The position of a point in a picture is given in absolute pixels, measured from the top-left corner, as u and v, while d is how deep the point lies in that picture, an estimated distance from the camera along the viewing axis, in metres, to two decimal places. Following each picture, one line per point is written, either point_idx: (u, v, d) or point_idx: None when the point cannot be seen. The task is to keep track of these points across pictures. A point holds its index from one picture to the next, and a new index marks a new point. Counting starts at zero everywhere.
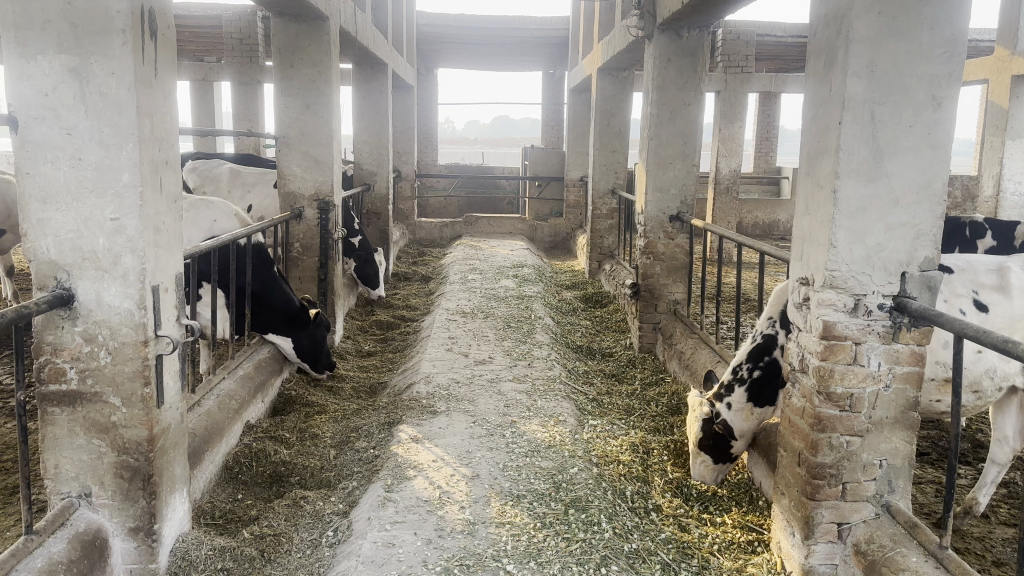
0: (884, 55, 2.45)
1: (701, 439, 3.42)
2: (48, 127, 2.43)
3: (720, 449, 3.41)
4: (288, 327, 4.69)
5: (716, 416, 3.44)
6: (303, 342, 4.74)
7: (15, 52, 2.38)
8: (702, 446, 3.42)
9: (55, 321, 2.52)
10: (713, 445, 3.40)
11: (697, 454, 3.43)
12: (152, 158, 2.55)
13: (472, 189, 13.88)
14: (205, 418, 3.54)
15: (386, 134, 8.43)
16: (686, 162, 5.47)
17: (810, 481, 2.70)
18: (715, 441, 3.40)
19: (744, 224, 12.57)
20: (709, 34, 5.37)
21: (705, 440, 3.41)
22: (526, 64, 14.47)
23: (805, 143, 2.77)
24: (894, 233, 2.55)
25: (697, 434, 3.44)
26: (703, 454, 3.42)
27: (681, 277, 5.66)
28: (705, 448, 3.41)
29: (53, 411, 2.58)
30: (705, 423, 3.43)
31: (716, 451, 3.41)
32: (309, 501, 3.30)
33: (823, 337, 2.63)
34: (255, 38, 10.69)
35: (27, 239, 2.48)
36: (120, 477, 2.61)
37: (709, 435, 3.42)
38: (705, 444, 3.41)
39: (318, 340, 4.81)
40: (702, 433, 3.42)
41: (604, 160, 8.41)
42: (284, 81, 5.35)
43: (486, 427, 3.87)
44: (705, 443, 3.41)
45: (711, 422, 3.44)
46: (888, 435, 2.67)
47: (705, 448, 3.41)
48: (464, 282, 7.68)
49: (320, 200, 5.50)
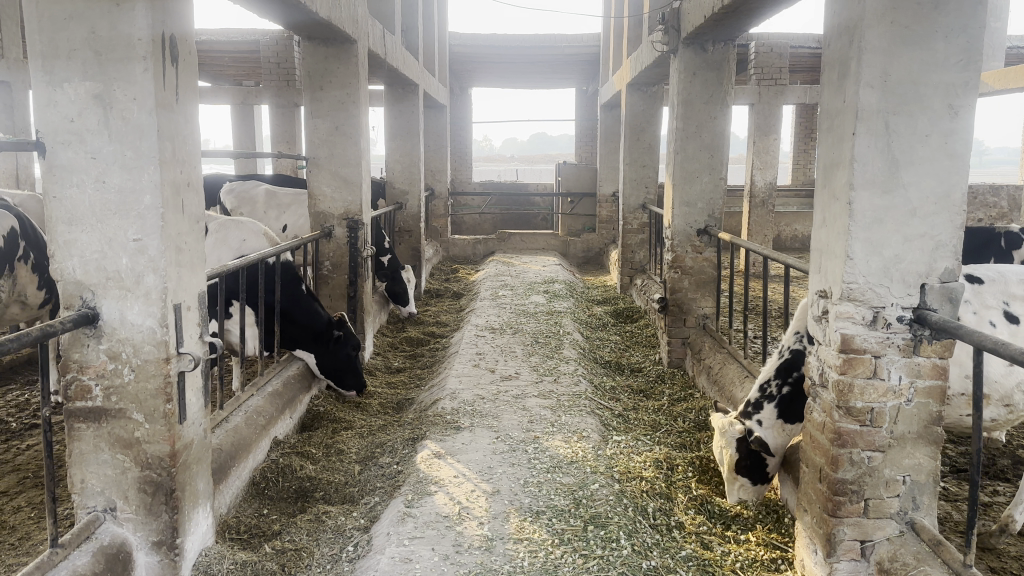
0: (897, 65, 2.42)
1: (738, 461, 3.31)
2: (74, 152, 2.52)
3: (757, 470, 3.31)
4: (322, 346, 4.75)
5: (749, 434, 3.33)
6: (334, 360, 4.80)
7: (42, 80, 2.48)
8: (740, 468, 3.31)
9: (81, 339, 2.60)
10: (750, 465, 3.30)
11: (734, 478, 3.33)
12: (174, 179, 2.62)
13: (506, 206, 13.96)
14: (232, 434, 3.60)
15: (418, 153, 8.52)
16: (713, 175, 5.44)
17: (831, 498, 2.66)
18: (752, 460, 3.30)
19: (782, 238, 12.43)
20: (735, 47, 5.32)
21: (742, 461, 3.31)
22: (558, 81, 14.53)
23: (822, 154, 2.74)
24: (912, 244, 2.51)
25: (734, 456, 3.32)
26: (740, 477, 3.32)
27: (710, 291, 5.62)
28: (742, 470, 3.31)
29: (80, 427, 2.65)
30: (740, 443, 3.33)
31: (751, 472, 3.31)
32: (332, 516, 3.33)
33: (842, 350, 2.60)
34: (292, 61, 10.90)
35: (55, 260, 2.57)
36: (143, 492, 2.67)
37: (746, 455, 3.31)
38: (743, 466, 3.31)
39: (350, 357, 4.86)
40: (739, 455, 3.31)
41: (634, 175, 8.42)
42: (314, 102, 5.44)
43: (509, 442, 3.87)
44: (741, 464, 3.31)
45: (746, 441, 3.33)
46: (912, 451, 2.61)
47: (742, 470, 3.31)
48: (494, 298, 7.71)
49: (350, 219, 5.57)
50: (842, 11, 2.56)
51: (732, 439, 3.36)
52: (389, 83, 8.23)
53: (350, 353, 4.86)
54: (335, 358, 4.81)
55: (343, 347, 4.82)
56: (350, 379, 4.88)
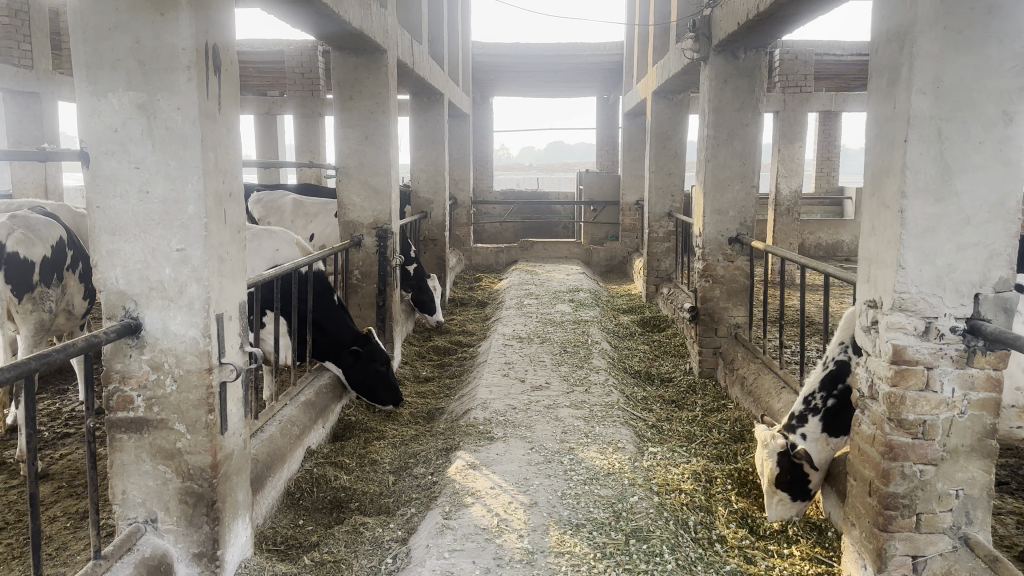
0: (949, 71, 2.38)
1: (778, 476, 3.23)
2: (118, 162, 2.52)
3: (797, 485, 3.23)
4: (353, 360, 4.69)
5: (793, 447, 3.25)
6: (365, 373, 4.73)
7: (87, 90, 2.50)
8: (781, 482, 3.23)
9: (123, 349, 2.60)
10: (792, 480, 3.22)
11: (774, 492, 3.25)
12: (216, 189, 2.61)
13: (528, 214, 13.95)
14: (267, 443, 3.59)
15: (443, 162, 8.52)
16: (745, 183, 5.39)
17: (881, 512, 2.60)
18: (793, 475, 3.22)
19: (806, 246, 12.33)
20: (767, 55, 5.28)
21: (784, 475, 3.23)
22: (580, 90, 14.51)
23: (870, 162, 2.69)
24: (966, 253, 2.46)
25: (774, 470, 3.24)
26: (780, 492, 3.24)
27: (741, 300, 5.56)
28: (783, 485, 3.23)
29: (121, 437, 2.65)
30: (782, 456, 3.25)
31: (794, 487, 3.23)
32: (369, 527, 3.31)
33: (893, 362, 2.55)
34: (316, 71, 10.97)
35: (98, 269, 2.57)
36: (184, 503, 2.66)
37: (787, 469, 3.23)
38: (784, 480, 3.23)
39: (380, 371, 4.76)
40: (780, 469, 3.24)
41: (660, 183, 8.36)
42: (344, 112, 5.44)
43: (544, 453, 3.83)
44: (782, 479, 3.23)
45: (788, 455, 3.25)
46: (965, 464, 2.55)
47: (783, 485, 3.23)
48: (520, 307, 7.68)
49: (379, 228, 5.57)
50: (892, 17, 2.52)
51: (773, 452, 3.27)
52: (414, 93, 8.25)
53: (381, 367, 4.76)
54: (365, 373, 4.73)
55: (372, 362, 4.74)
56: (385, 394, 4.80)
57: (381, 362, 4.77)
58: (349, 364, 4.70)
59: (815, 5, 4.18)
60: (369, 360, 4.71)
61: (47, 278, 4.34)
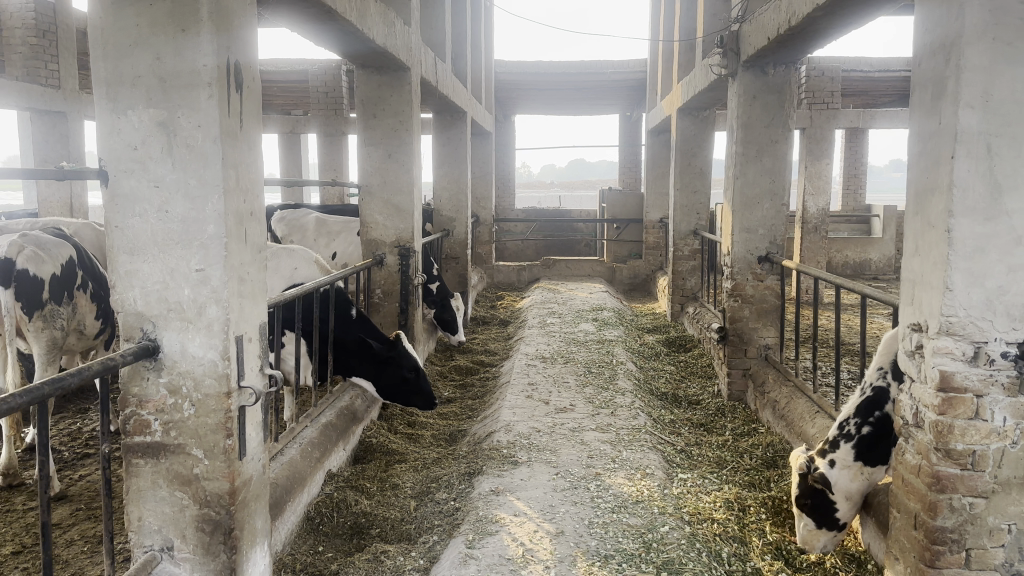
0: (1000, 84, 2.27)
1: (799, 499, 3.16)
2: (137, 180, 2.47)
3: (821, 511, 3.10)
4: (382, 368, 4.55)
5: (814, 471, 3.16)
6: (392, 381, 4.57)
7: (107, 108, 2.45)
8: (802, 505, 3.14)
9: (141, 372, 2.54)
10: (813, 504, 3.12)
11: (798, 516, 3.16)
12: (237, 209, 2.55)
13: (550, 232, 13.90)
14: (287, 467, 3.51)
15: (466, 180, 8.46)
16: (775, 200, 5.27)
17: (928, 547, 2.47)
18: (814, 500, 3.12)
19: (833, 264, 12.15)
20: (796, 70, 5.18)
21: (804, 499, 3.14)
22: (603, 107, 14.46)
23: (913, 179, 2.58)
24: (1017, 275, 2.34)
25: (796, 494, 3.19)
26: (804, 516, 3.14)
27: (772, 320, 5.43)
28: (805, 509, 3.13)
29: (138, 462, 2.58)
30: (803, 479, 3.18)
31: (818, 514, 3.10)
32: (390, 555, 3.20)
33: (940, 389, 2.42)
34: (340, 90, 10.98)
35: (116, 291, 2.52)
36: (201, 531, 2.58)
37: (808, 493, 3.14)
38: (805, 504, 3.13)
39: (408, 378, 4.57)
40: (801, 492, 3.17)
41: (684, 201, 8.25)
42: (367, 130, 5.40)
43: (570, 479, 3.72)
44: (803, 502, 3.14)
45: (810, 480, 3.16)
46: (1017, 498, 2.43)
47: (805, 509, 3.13)
48: (543, 326, 7.59)
49: (402, 247, 5.50)
50: (935, 29, 2.42)
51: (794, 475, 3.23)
52: (437, 111, 8.23)
53: (408, 374, 4.56)
54: (398, 378, 4.56)
55: (401, 365, 4.57)
56: (421, 400, 4.60)
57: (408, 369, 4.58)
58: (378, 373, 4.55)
59: (848, 20, 4.08)
60: (394, 365, 4.54)
61: (57, 296, 4.32)
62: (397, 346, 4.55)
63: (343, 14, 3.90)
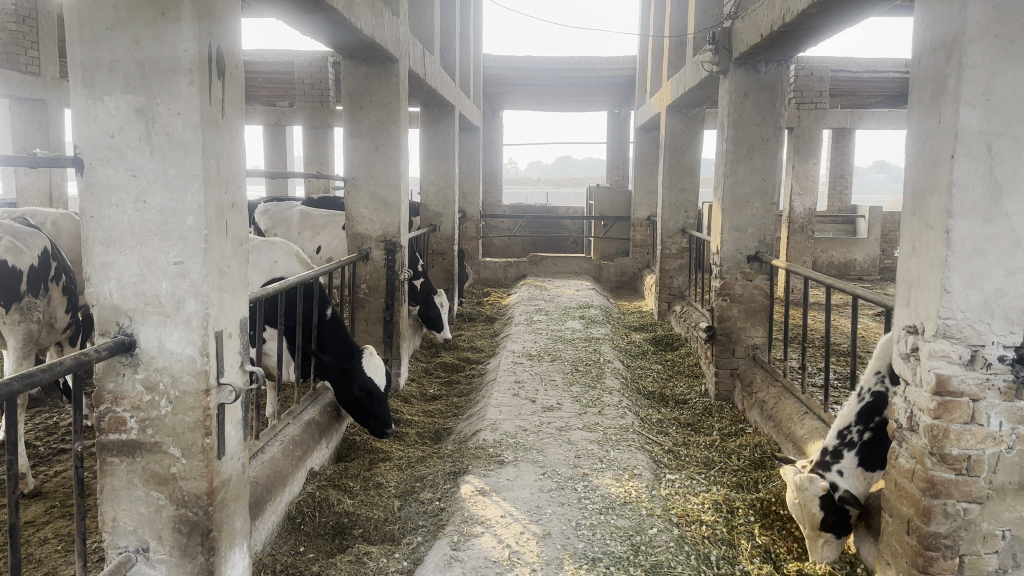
0: (1002, 82, 2.22)
1: (822, 519, 2.98)
2: (114, 169, 2.38)
3: (842, 525, 2.99)
4: (339, 377, 4.35)
5: (834, 491, 3.02)
6: (347, 394, 4.36)
7: (83, 93, 2.36)
8: (825, 525, 2.99)
9: (116, 367, 2.45)
10: (836, 523, 2.98)
11: (817, 536, 3.01)
12: (218, 200, 2.47)
13: (537, 229, 13.88)
14: (268, 465, 3.43)
15: (453, 175, 8.37)
16: (765, 200, 5.23)
17: (921, 552, 2.44)
18: (837, 518, 2.98)
19: (819, 263, 12.17)
20: (788, 69, 5.14)
21: (827, 519, 2.98)
22: (591, 104, 14.41)
23: (911, 178, 2.54)
24: (1015, 278, 2.30)
25: (817, 514, 2.99)
26: (825, 535, 3.00)
27: (760, 320, 5.39)
28: (827, 528, 2.99)
29: (112, 461, 2.50)
30: (824, 500, 2.99)
31: (840, 528, 2.99)
32: (372, 557, 3.13)
33: (936, 393, 2.38)
34: (326, 83, 10.88)
35: (91, 283, 2.43)
36: (178, 532, 2.51)
37: (830, 512, 2.99)
38: (828, 523, 2.98)
39: (359, 396, 4.30)
40: (823, 512, 2.98)
41: (673, 199, 8.19)
42: (354, 123, 5.31)
43: (557, 479, 3.67)
44: (827, 522, 2.98)
45: (831, 497, 3.00)
46: (1012, 504, 2.39)
47: (827, 528, 2.99)
48: (530, 323, 7.52)
49: (387, 242, 5.42)
50: (935, 25, 2.37)
51: (814, 496, 3.01)
52: (425, 105, 8.15)
53: (358, 393, 4.30)
54: (348, 393, 4.34)
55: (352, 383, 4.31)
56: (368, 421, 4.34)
57: (360, 387, 4.29)
58: (334, 381, 4.36)
59: (842, 18, 4.04)
60: (347, 380, 4.32)
61: (34, 288, 4.22)
62: (355, 363, 4.28)
63: (330, 4, 3.82)
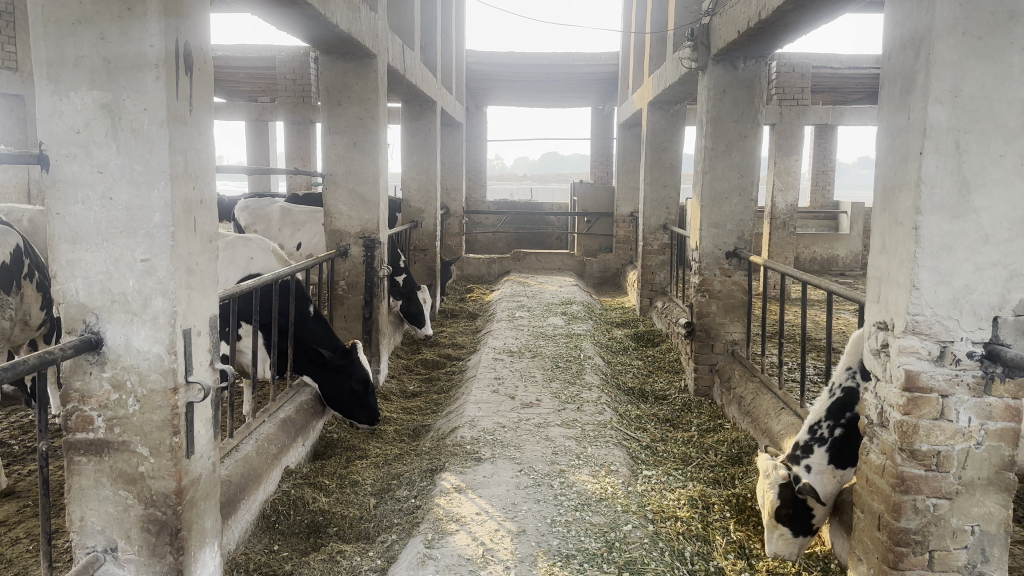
0: (969, 79, 2.23)
1: (779, 509, 3.00)
2: (79, 165, 2.35)
3: (799, 519, 2.99)
4: (331, 373, 4.37)
5: (796, 481, 3.04)
6: (338, 389, 4.41)
7: (48, 89, 2.33)
8: (781, 516, 3.00)
9: (83, 366, 2.42)
10: (792, 514, 2.98)
11: (774, 526, 3.02)
12: (186, 197, 2.44)
13: (521, 225, 13.87)
14: (241, 464, 3.40)
15: (434, 171, 8.34)
16: (744, 196, 5.25)
17: (892, 548, 2.45)
18: (794, 509, 2.99)
19: (801, 259, 12.22)
20: (766, 65, 5.15)
21: (783, 508, 2.99)
22: (575, 100, 14.40)
23: (881, 174, 2.55)
24: (983, 274, 2.31)
25: (774, 502, 3.02)
26: (780, 527, 3.00)
27: (738, 316, 5.41)
28: (782, 519, 2.99)
29: (79, 460, 2.47)
30: (783, 488, 3.03)
31: (796, 523, 2.99)
32: (346, 556, 3.11)
33: (906, 389, 2.39)
34: (308, 78, 10.82)
35: (57, 280, 2.40)
36: (146, 531, 2.48)
37: (788, 503, 3.00)
38: (783, 514, 2.99)
39: (355, 390, 4.42)
40: (780, 501, 3.01)
41: (655, 195, 8.21)
42: (332, 119, 5.28)
43: (534, 476, 3.66)
44: (782, 512, 2.99)
45: (790, 488, 3.03)
46: (981, 499, 2.40)
47: (782, 519, 2.99)
48: (511, 320, 7.51)
49: (366, 238, 5.39)
50: (905, 23, 2.38)
51: (775, 483, 3.07)
52: (406, 101, 8.12)
53: (355, 387, 4.41)
54: (343, 388, 4.41)
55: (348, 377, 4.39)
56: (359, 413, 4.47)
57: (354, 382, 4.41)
58: (328, 378, 4.38)
59: (818, 15, 4.04)
60: (343, 375, 4.37)
61: (6, 286, 4.17)
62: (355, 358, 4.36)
63: None
